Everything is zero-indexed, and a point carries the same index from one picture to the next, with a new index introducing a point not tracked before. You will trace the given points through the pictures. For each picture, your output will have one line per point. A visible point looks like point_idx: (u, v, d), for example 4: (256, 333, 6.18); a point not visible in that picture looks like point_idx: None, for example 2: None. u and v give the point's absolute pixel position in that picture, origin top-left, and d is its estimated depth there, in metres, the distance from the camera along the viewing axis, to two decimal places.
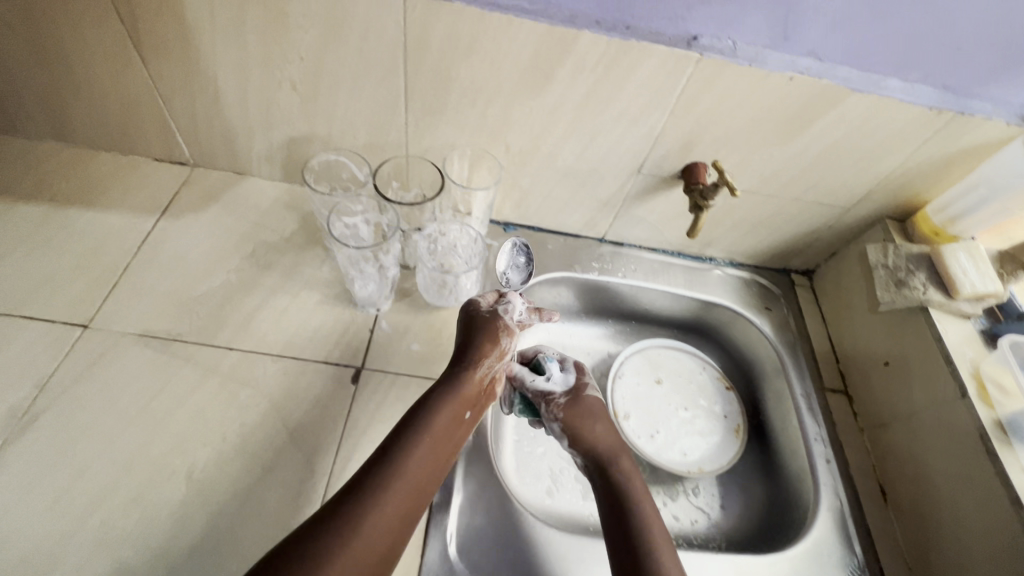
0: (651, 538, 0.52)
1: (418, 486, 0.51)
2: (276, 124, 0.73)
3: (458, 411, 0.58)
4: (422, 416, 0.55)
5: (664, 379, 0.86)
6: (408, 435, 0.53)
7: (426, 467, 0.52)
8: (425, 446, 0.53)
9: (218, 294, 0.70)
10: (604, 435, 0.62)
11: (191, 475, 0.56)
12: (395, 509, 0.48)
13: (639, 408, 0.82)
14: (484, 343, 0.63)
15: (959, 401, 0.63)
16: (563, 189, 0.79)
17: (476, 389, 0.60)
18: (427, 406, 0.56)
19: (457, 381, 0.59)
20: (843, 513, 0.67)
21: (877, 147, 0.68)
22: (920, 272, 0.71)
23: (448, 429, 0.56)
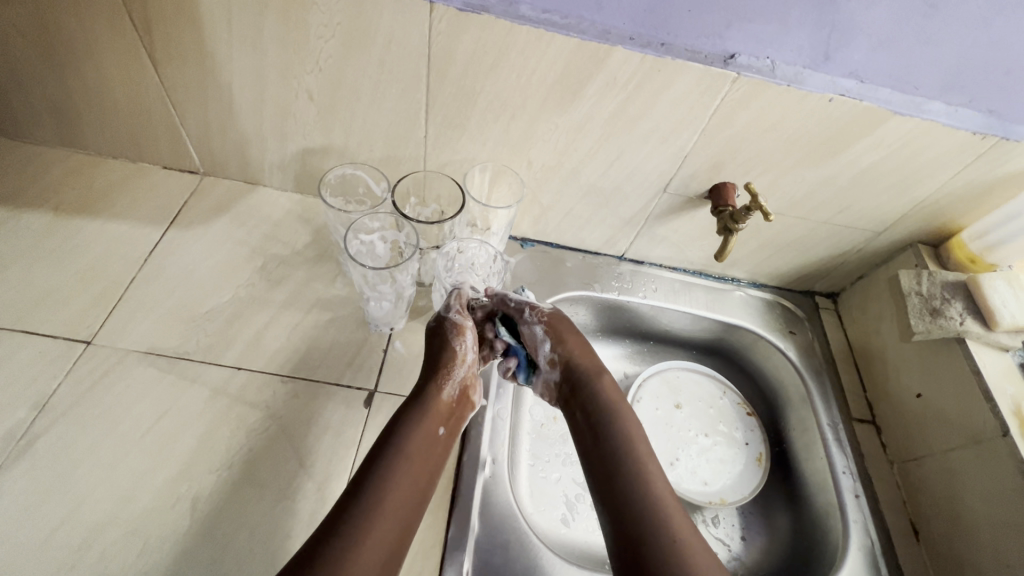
0: (634, 453, 0.55)
1: (406, 509, 0.49)
2: (291, 135, 0.71)
3: (431, 427, 0.55)
4: (395, 439, 0.52)
5: (683, 403, 0.83)
6: (384, 458, 0.51)
7: (409, 490, 0.50)
8: (405, 468, 0.51)
9: (228, 310, 0.67)
10: (582, 348, 0.65)
11: (196, 504, 0.54)
12: (384, 540, 0.46)
13: (659, 435, 0.79)
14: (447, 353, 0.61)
15: (1000, 439, 0.60)
16: (584, 206, 0.77)
17: (446, 403, 0.58)
18: (398, 426, 0.54)
19: (427, 398, 0.57)
20: (873, 552, 0.64)
21: (915, 171, 0.66)
22: (956, 301, 0.68)
23: (422, 447, 0.53)
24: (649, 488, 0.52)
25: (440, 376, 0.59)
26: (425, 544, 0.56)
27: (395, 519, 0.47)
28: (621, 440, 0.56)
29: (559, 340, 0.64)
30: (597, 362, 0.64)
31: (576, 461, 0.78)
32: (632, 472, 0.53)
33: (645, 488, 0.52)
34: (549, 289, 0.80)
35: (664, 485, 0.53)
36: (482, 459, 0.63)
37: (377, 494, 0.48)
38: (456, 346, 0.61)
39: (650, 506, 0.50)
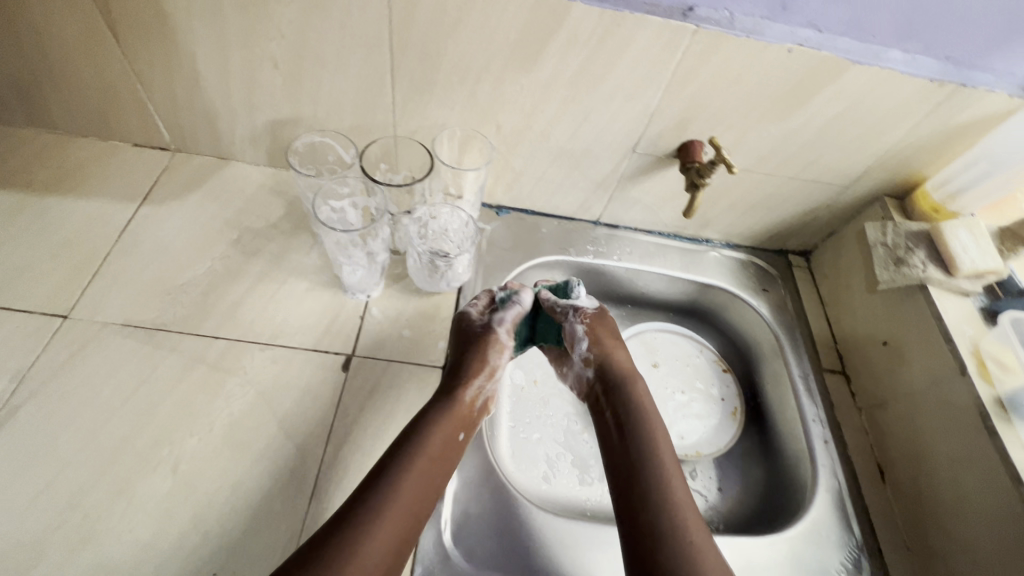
0: (658, 458, 0.56)
1: (419, 505, 0.50)
2: (259, 106, 0.70)
3: (452, 427, 0.57)
4: (419, 432, 0.55)
5: (661, 362, 0.84)
6: (406, 449, 0.53)
7: (426, 486, 0.52)
8: (423, 464, 0.52)
9: (204, 282, 0.68)
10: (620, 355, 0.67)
11: (177, 468, 0.55)
12: (394, 531, 0.47)
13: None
14: (477, 358, 0.62)
15: (958, 378, 0.62)
16: (556, 170, 0.77)
17: (466, 408, 0.59)
18: (423, 420, 0.56)
19: (450, 400, 0.59)
20: (840, 494, 0.67)
21: (877, 122, 0.67)
22: (919, 249, 0.70)
23: (441, 451, 0.55)
24: (669, 496, 0.53)
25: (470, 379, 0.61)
26: None
27: (408, 509, 0.49)
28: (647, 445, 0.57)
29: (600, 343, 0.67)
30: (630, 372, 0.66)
31: (556, 421, 0.80)
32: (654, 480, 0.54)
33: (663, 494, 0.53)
34: (525, 255, 0.81)
35: (682, 493, 0.54)
36: None
37: (390, 481, 0.50)
38: (482, 354, 0.63)
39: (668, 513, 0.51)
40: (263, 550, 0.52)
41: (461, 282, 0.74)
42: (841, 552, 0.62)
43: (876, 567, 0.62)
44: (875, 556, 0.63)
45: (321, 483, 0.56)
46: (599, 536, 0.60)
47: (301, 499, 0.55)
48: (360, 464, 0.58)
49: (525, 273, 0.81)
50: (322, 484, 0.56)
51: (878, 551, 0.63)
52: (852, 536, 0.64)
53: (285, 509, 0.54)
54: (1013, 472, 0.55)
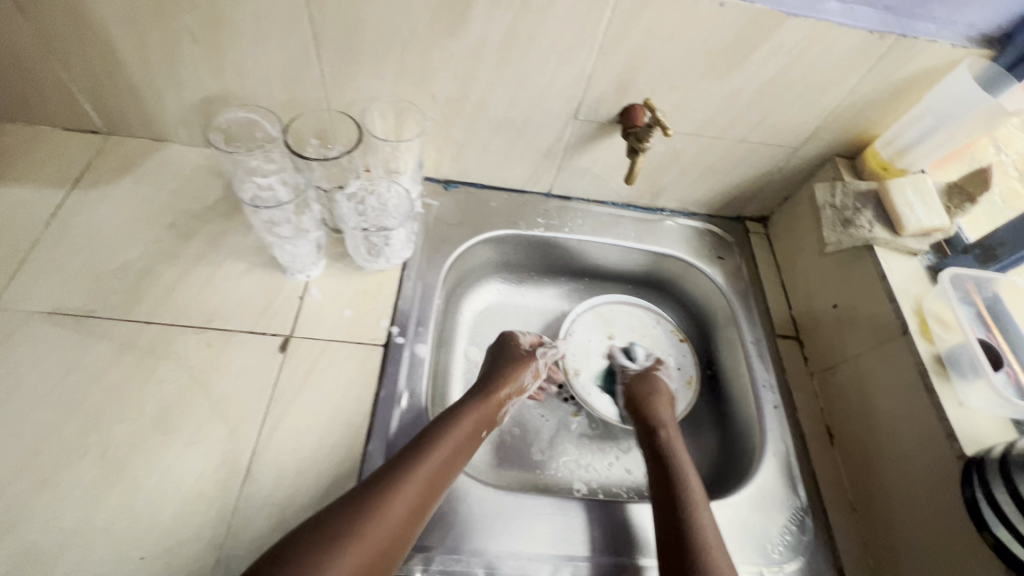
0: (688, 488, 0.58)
1: (432, 485, 0.54)
2: (185, 83, 0.68)
3: (477, 423, 0.61)
4: (444, 423, 0.59)
5: (616, 334, 0.85)
6: (429, 436, 0.57)
7: (439, 478, 0.55)
8: (447, 445, 0.56)
9: (136, 267, 0.66)
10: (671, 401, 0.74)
11: (105, 454, 0.54)
12: (398, 514, 0.50)
13: (589, 365, 0.82)
14: (510, 375, 0.68)
15: (901, 338, 0.61)
16: (499, 141, 0.75)
17: (492, 409, 0.64)
18: (451, 414, 0.60)
19: (482, 398, 0.64)
20: (787, 457, 0.67)
21: (821, 78, 0.64)
22: (867, 210, 0.69)
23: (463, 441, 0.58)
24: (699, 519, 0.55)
25: (501, 388, 0.66)
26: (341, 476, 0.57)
27: (415, 499, 0.52)
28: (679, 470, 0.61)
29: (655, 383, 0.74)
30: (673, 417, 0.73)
31: None
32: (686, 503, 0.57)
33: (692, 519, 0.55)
34: (473, 230, 0.79)
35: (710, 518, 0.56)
36: (398, 393, 0.63)
37: (406, 466, 0.53)
38: (516, 368, 0.69)
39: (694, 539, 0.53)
40: (194, 533, 0.51)
41: (403, 258, 0.72)
42: (786, 514, 0.62)
43: (819, 527, 0.62)
44: (819, 517, 0.63)
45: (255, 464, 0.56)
46: (544, 507, 0.59)
47: (234, 481, 0.55)
48: (296, 444, 0.58)
49: (473, 248, 0.79)
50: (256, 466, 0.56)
51: (822, 512, 0.63)
52: (797, 498, 0.64)
53: (218, 491, 0.54)
54: (949, 430, 0.55)
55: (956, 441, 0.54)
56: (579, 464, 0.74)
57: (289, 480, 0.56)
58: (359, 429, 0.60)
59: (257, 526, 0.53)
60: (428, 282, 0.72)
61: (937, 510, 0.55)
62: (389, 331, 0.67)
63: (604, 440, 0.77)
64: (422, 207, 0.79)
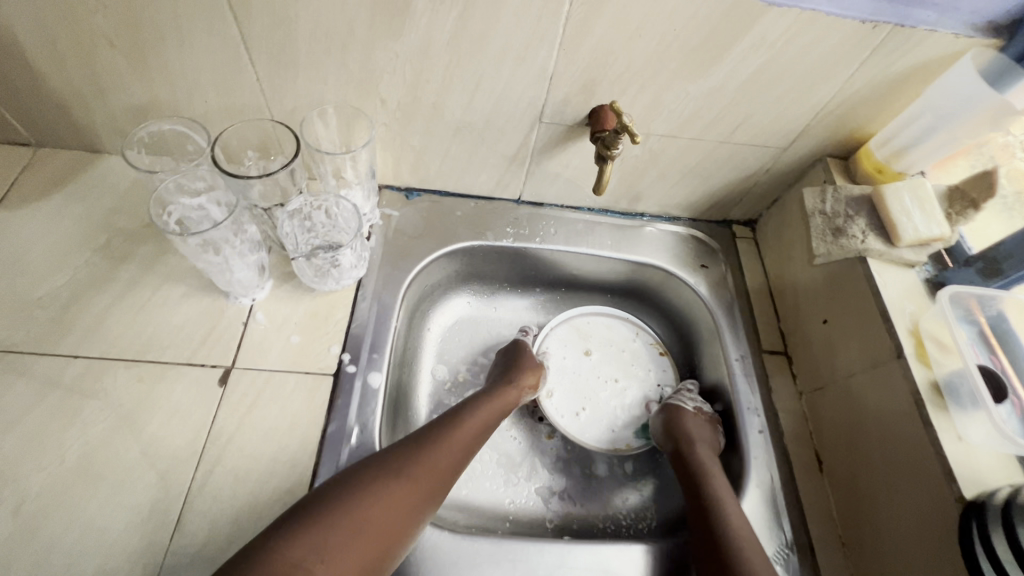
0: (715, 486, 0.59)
1: (444, 470, 0.54)
2: (109, 92, 0.62)
3: (491, 415, 0.62)
4: (465, 410, 0.60)
5: (594, 349, 0.79)
6: (450, 420, 0.58)
7: (454, 463, 0.55)
8: (460, 435, 0.57)
9: (64, 294, 0.61)
10: (708, 424, 0.67)
11: (21, 507, 0.50)
12: (414, 491, 0.51)
13: (564, 383, 0.76)
14: (528, 368, 0.69)
15: (895, 361, 0.56)
16: (460, 147, 0.69)
17: (506, 403, 0.64)
18: (471, 402, 0.62)
19: (495, 393, 0.64)
20: (772, 488, 0.62)
21: (809, 73, 0.58)
22: (860, 217, 0.63)
23: (475, 432, 0.59)
24: (725, 514, 0.55)
25: (520, 378, 0.67)
26: None
27: (427, 484, 0.52)
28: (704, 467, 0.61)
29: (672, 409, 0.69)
30: (715, 441, 0.66)
31: None
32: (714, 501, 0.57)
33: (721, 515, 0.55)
34: (436, 242, 0.74)
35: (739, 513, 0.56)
36: (347, 428, 0.58)
37: (420, 448, 0.54)
38: (528, 365, 0.70)
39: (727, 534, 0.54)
40: None
41: (357, 277, 0.67)
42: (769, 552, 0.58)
43: (806, 567, 0.57)
44: (805, 555, 0.58)
45: (186, 515, 0.51)
46: (506, 551, 0.55)
47: (163, 533, 0.50)
48: (232, 489, 0.53)
49: (434, 262, 0.74)
50: (187, 516, 0.51)
51: (809, 549, 0.59)
52: (782, 534, 0.59)
53: (145, 546, 0.49)
54: (946, 468, 0.50)
55: (954, 482, 0.49)
56: (553, 491, 0.69)
57: (224, 531, 0.51)
58: (303, 470, 0.55)
59: None
60: (384, 302, 0.67)
61: (919, 522, 0.52)
62: (340, 359, 0.62)
63: (580, 464, 0.72)
64: (381, 218, 0.74)
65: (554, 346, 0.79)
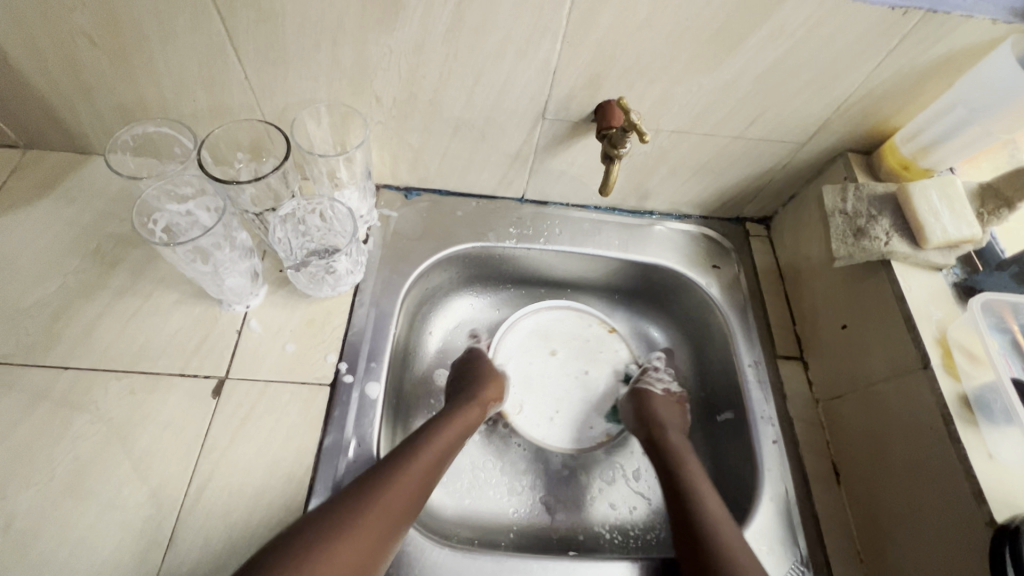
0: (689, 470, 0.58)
1: (412, 496, 0.51)
2: (94, 93, 0.59)
3: (455, 433, 0.59)
4: (423, 435, 0.57)
5: (555, 345, 0.77)
6: (407, 448, 0.54)
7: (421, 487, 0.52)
8: (425, 457, 0.54)
9: (54, 303, 0.60)
10: (675, 406, 0.68)
11: (10, 525, 0.49)
12: (375, 532, 0.47)
13: (531, 390, 0.73)
14: (488, 383, 0.66)
15: (921, 372, 0.53)
16: (460, 145, 0.66)
17: (471, 419, 0.61)
18: (430, 426, 0.58)
19: (458, 409, 0.61)
20: (787, 502, 0.59)
21: (831, 63, 0.54)
22: (883, 217, 0.59)
23: (441, 453, 0.56)
24: (703, 498, 0.54)
25: (481, 393, 0.65)
26: None
27: (393, 513, 0.48)
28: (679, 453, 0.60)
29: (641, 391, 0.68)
30: (682, 423, 0.66)
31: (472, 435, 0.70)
32: (690, 485, 0.56)
33: (697, 500, 0.54)
34: (436, 244, 0.71)
35: (714, 497, 0.55)
36: (344, 441, 0.56)
37: (388, 476, 0.50)
38: (486, 374, 0.67)
39: (705, 519, 0.52)
40: None
41: (354, 282, 0.65)
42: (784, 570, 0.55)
43: None
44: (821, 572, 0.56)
45: (177, 533, 0.50)
46: (508, 569, 0.53)
47: (154, 552, 0.49)
48: (225, 507, 0.51)
49: (435, 265, 0.71)
50: (179, 534, 0.50)
51: (826, 566, 0.56)
52: (797, 550, 0.56)
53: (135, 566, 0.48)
54: (976, 488, 0.46)
55: (985, 503, 0.46)
56: (558, 499, 0.67)
57: (217, 550, 0.49)
58: (298, 485, 0.53)
59: None
60: (383, 308, 0.65)
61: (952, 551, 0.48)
62: (337, 368, 0.60)
63: (586, 471, 0.70)
64: (379, 220, 0.71)
65: (520, 352, 0.76)
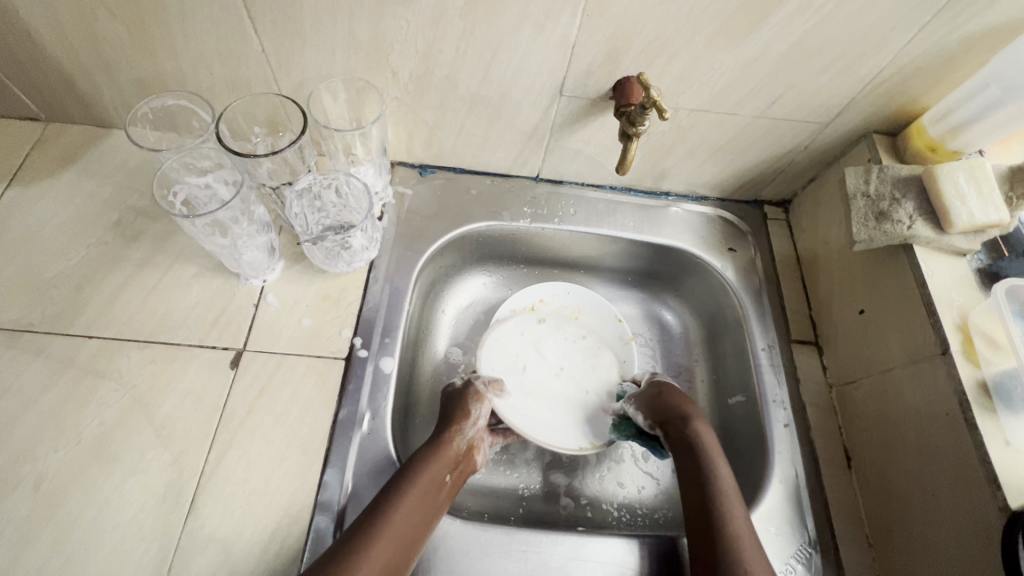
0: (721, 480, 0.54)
1: (393, 560, 0.47)
2: (113, 65, 0.59)
3: (437, 474, 0.53)
4: (396, 489, 0.50)
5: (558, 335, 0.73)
6: (386, 501, 0.49)
7: (404, 545, 0.48)
8: (401, 513, 0.49)
9: (77, 273, 0.61)
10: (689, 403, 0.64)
11: (39, 486, 0.50)
12: None
13: (527, 372, 0.69)
14: (465, 407, 0.59)
15: (939, 357, 0.52)
16: (476, 122, 0.65)
17: (452, 454, 0.55)
18: (404, 474, 0.52)
19: (436, 446, 0.55)
20: (797, 484, 0.59)
21: (861, 38, 0.52)
22: (907, 200, 0.58)
23: (424, 500, 0.50)
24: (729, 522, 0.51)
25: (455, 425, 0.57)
26: (292, 507, 0.52)
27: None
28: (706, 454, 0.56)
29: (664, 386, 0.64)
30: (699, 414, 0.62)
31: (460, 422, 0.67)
32: (718, 501, 0.52)
33: (727, 524, 0.51)
34: (451, 222, 0.71)
35: (747, 524, 0.51)
36: (359, 414, 0.57)
37: (362, 539, 0.46)
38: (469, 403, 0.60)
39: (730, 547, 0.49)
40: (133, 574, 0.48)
41: (369, 259, 0.66)
42: (791, 551, 0.56)
43: (829, 567, 0.55)
44: (829, 555, 0.56)
45: (198, 497, 0.51)
46: (517, 543, 0.54)
47: (177, 515, 0.50)
48: (244, 474, 0.52)
49: (448, 245, 0.71)
50: (200, 499, 0.51)
51: (833, 549, 0.56)
52: (805, 532, 0.57)
53: (158, 527, 0.50)
54: (990, 476, 0.46)
55: (999, 490, 0.45)
56: (568, 477, 0.68)
57: (236, 515, 0.51)
58: (314, 455, 0.54)
59: (198, 568, 0.48)
60: (397, 285, 0.65)
61: None
62: (352, 343, 0.61)
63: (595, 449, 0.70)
64: (394, 197, 0.71)
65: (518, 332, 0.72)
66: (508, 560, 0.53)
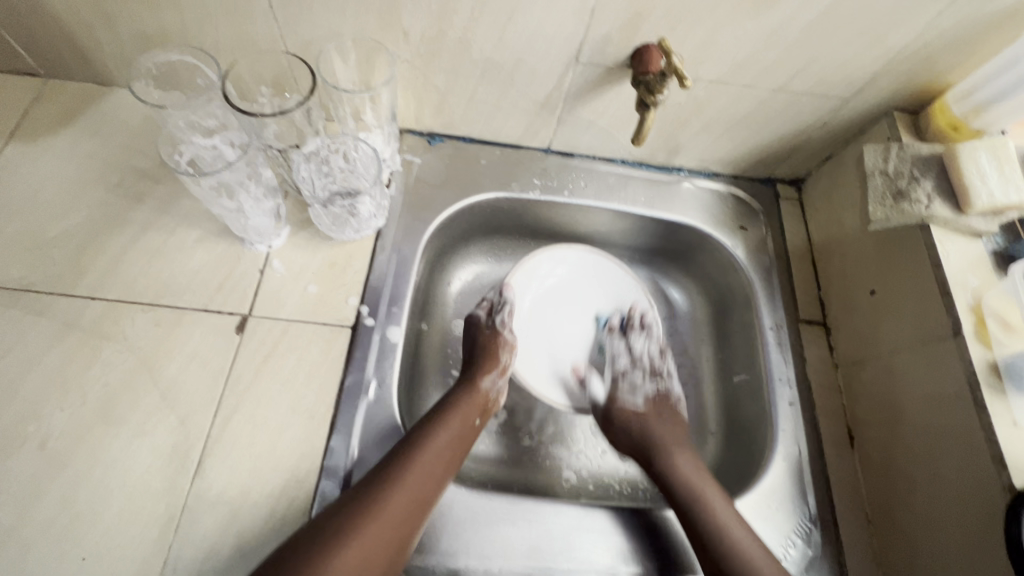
0: (672, 458, 0.57)
1: (419, 499, 0.49)
2: (115, 18, 0.57)
3: (463, 422, 0.56)
4: (426, 431, 0.54)
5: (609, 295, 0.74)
6: (414, 444, 0.52)
7: (431, 485, 0.50)
8: (429, 456, 0.52)
9: (80, 234, 0.60)
10: (667, 419, 0.63)
11: (45, 444, 0.50)
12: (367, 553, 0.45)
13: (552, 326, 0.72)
14: (487, 356, 0.62)
15: (949, 340, 0.52)
16: (488, 90, 0.64)
17: (478, 403, 0.59)
18: (429, 421, 0.55)
19: (462, 395, 0.59)
20: (799, 461, 0.59)
21: (891, 7, 0.51)
22: (926, 178, 0.57)
23: (450, 444, 0.54)
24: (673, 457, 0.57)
25: (478, 374, 0.61)
26: (298, 473, 0.52)
27: (403, 515, 0.48)
28: (654, 433, 0.60)
29: (624, 413, 0.62)
30: (678, 433, 0.61)
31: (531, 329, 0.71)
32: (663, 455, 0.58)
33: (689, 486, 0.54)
34: (458, 192, 0.70)
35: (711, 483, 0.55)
36: (365, 381, 0.57)
37: (391, 482, 0.49)
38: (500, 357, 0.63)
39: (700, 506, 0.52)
40: (140, 533, 0.48)
41: (377, 227, 0.65)
42: (792, 526, 0.56)
43: (829, 542, 0.56)
44: (829, 531, 0.57)
45: (205, 461, 0.51)
46: (521, 512, 0.54)
47: (183, 479, 0.50)
48: (250, 439, 0.52)
49: (453, 216, 0.70)
50: (206, 462, 0.51)
51: (833, 526, 0.57)
52: (806, 508, 0.57)
53: (166, 489, 0.50)
54: (997, 455, 0.46)
55: (1004, 468, 0.46)
56: (568, 450, 0.68)
57: (243, 478, 0.51)
58: (320, 422, 0.54)
59: (206, 528, 0.48)
60: (404, 254, 0.64)
61: None
62: (358, 311, 0.60)
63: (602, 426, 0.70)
64: (402, 164, 0.70)
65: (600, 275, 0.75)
66: (512, 529, 0.54)
